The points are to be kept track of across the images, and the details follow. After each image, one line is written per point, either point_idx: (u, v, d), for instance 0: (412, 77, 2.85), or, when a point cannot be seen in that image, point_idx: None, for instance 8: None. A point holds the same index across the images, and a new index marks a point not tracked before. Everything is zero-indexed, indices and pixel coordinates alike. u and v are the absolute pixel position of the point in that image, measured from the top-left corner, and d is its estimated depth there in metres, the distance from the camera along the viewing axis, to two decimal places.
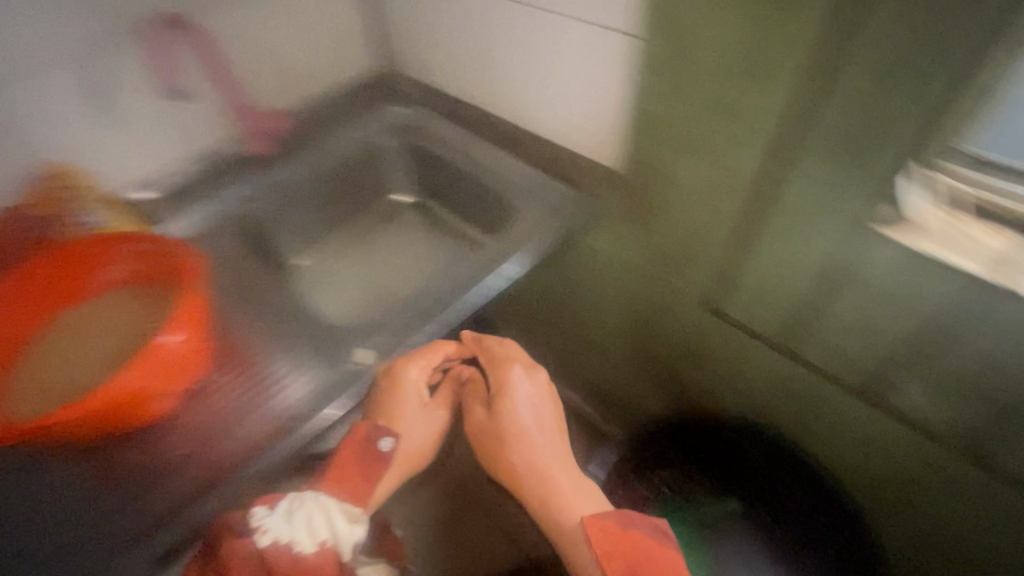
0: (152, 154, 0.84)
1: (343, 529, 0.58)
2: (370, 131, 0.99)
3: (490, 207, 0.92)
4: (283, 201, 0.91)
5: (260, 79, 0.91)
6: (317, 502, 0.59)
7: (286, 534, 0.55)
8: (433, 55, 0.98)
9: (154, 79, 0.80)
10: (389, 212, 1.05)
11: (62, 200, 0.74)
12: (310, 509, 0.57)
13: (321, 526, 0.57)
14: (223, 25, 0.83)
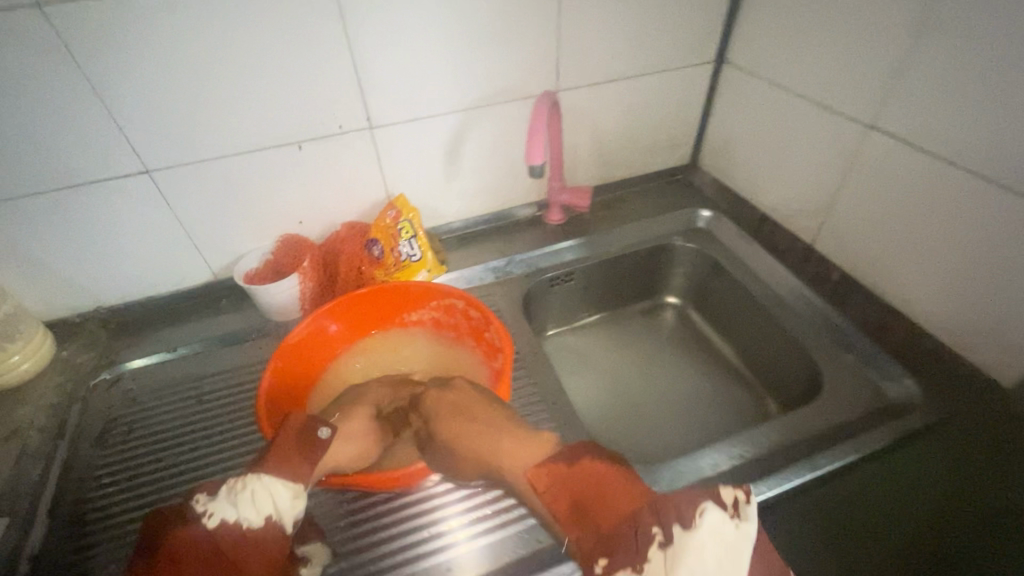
0: (469, 204, 0.91)
1: (285, 506, 0.48)
2: (663, 229, 0.95)
3: (785, 360, 0.80)
4: (563, 277, 0.91)
5: (579, 158, 0.94)
6: (262, 480, 0.49)
7: (276, 507, 0.48)
8: (758, 171, 0.91)
9: (501, 144, 0.85)
10: (650, 311, 0.99)
11: (399, 230, 0.81)
12: (276, 486, 0.48)
13: (265, 505, 0.48)
14: (573, 109, 0.86)
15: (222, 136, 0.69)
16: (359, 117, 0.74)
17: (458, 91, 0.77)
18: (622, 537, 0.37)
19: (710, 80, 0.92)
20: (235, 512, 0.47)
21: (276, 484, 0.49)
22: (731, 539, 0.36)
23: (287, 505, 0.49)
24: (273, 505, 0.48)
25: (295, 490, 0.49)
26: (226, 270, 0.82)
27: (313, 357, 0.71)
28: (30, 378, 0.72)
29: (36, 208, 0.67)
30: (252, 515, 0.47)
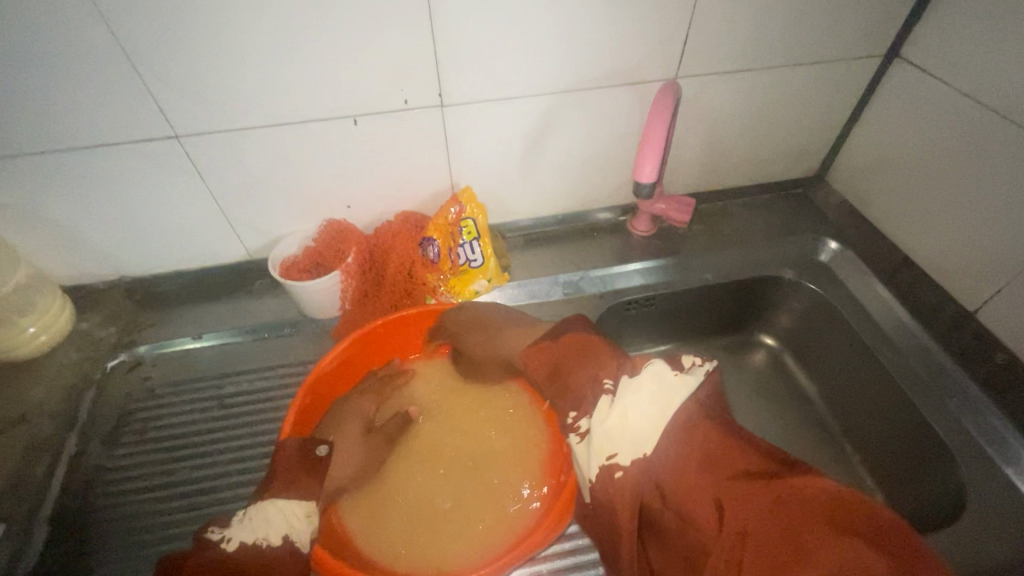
0: (544, 202, 0.77)
1: (300, 527, 0.51)
2: (773, 256, 0.78)
3: (911, 452, 0.63)
4: (644, 302, 0.75)
5: (684, 160, 0.77)
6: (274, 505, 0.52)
7: (290, 526, 0.51)
8: (909, 203, 0.72)
9: (594, 138, 0.70)
10: (737, 348, 0.83)
11: (461, 229, 0.68)
12: (289, 505, 0.52)
13: (281, 525, 0.51)
14: (690, 103, 0.69)
15: (266, 103, 0.57)
16: (431, 94, 0.60)
17: (554, 71, 0.61)
18: (585, 394, 0.59)
19: (870, 80, 0.72)
20: (254, 536, 0.50)
21: (291, 504, 0.52)
22: (669, 383, 0.54)
23: (301, 523, 0.51)
24: (288, 524, 0.51)
25: (307, 509, 0.52)
26: (262, 251, 0.72)
27: (346, 379, 0.64)
28: (48, 351, 0.66)
29: (51, 168, 0.57)
30: (270, 537, 0.50)
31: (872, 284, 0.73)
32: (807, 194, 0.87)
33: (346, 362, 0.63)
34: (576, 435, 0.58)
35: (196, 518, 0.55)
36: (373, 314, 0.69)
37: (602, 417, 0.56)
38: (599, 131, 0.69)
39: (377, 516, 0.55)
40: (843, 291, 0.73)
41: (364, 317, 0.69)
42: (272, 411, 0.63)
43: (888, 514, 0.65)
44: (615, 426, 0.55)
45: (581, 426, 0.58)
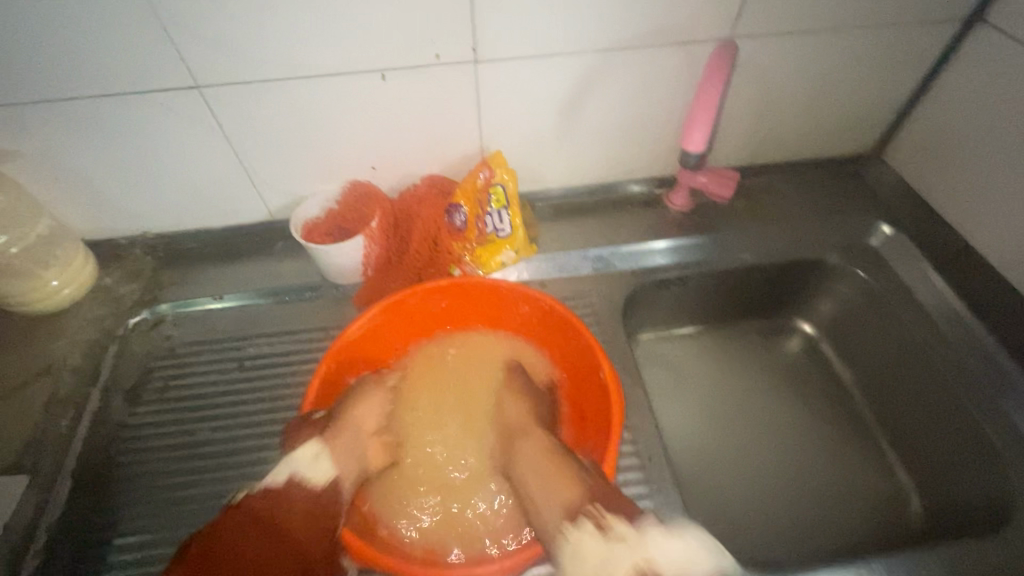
0: (577, 170, 0.73)
1: (308, 467, 0.51)
2: (819, 238, 0.73)
3: (956, 453, 0.60)
4: (676, 281, 0.71)
5: (729, 131, 0.72)
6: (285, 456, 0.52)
7: (297, 468, 0.51)
8: (976, 186, 0.67)
9: (634, 103, 0.65)
10: (771, 333, 0.79)
11: (489, 197, 0.65)
12: (296, 450, 0.52)
13: (287, 467, 0.51)
14: (741, 69, 0.64)
15: (289, 54, 0.54)
16: (463, 48, 0.56)
17: (597, 27, 0.56)
18: (618, 497, 0.47)
19: (946, 47, 0.66)
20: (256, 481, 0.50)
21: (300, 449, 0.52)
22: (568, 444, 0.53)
23: (310, 463, 0.51)
24: (293, 465, 0.51)
25: (314, 450, 0.52)
26: (284, 211, 0.70)
27: (373, 348, 0.63)
28: (70, 305, 0.66)
29: (69, 117, 0.55)
30: (274, 477, 0.50)
31: (927, 272, 0.68)
32: (860, 172, 0.81)
33: (371, 332, 0.61)
34: (594, 527, 0.45)
35: (216, 479, 0.55)
36: (396, 281, 0.67)
37: (657, 545, 0.43)
38: (641, 97, 0.64)
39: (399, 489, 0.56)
40: (893, 279, 0.68)
41: (388, 284, 0.67)
42: (291, 376, 0.62)
43: (922, 513, 0.62)
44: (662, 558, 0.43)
45: (610, 524, 0.45)
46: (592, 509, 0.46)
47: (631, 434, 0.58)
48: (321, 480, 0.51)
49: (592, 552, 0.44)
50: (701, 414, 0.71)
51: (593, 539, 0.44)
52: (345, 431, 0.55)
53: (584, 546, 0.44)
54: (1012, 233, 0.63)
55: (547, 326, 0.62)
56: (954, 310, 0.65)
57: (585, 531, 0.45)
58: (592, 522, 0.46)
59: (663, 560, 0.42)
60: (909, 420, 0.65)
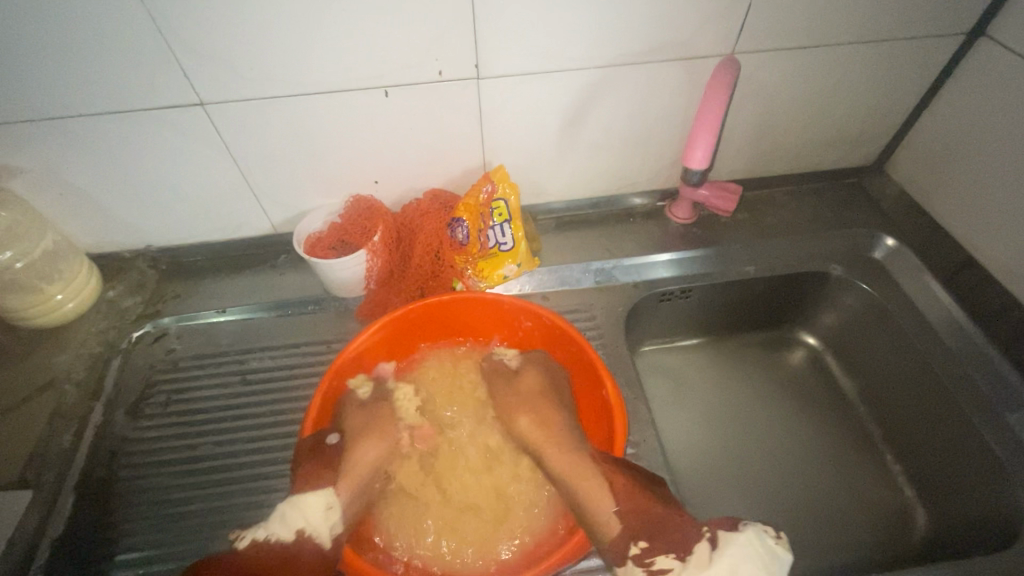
0: (579, 183, 0.73)
1: (319, 520, 0.49)
2: (821, 250, 0.73)
3: (962, 469, 0.59)
4: (679, 293, 0.71)
5: (731, 144, 0.72)
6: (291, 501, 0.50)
7: (307, 521, 0.49)
8: (979, 199, 0.66)
9: (636, 117, 0.65)
10: (774, 345, 0.79)
11: (491, 211, 0.65)
12: (307, 500, 0.50)
13: (297, 519, 0.49)
14: (743, 83, 0.64)
15: (293, 72, 0.54)
16: (465, 65, 0.56)
17: (599, 43, 0.56)
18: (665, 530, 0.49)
19: (948, 61, 0.66)
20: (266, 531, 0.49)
21: (308, 500, 0.50)
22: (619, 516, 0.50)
23: (320, 516, 0.50)
24: (305, 518, 0.49)
25: (327, 500, 0.51)
26: (287, 225, 0.70)
27: (375, 362, 0.63)
28: (72, 319, 0.66)
29: (74, 135, 0.56)
30: (283, 530, 0.49)
31: (930, 285, 0.68)
32: (862, 183, 0.81)
33: (373, 348, 0.61)
34: (639, 565, 0.47)
35: (217, 495, 0.55)
36: (399, 295, 0.67)
37: (703, 570, 0.46)
38: (642, 112, 0.65)
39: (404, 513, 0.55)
40: (896, 292, 0.68)
41: (391, 297, 0.67)
42: (294, 390, 0.62)
43: (927, 528, 0.62)
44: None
45: (655, 560, 0.47)
46: (638, 547, 0.48)
47: (635, 448, 0.58)
48: (331, 535, 0.49)
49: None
50: (704, 427, 0.71)
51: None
52: (350, 474, 0.54)
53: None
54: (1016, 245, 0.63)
55: (550, 340, 0.62)
56: (958, 322, 0.65)
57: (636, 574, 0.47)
58: (635, 552, 0.48)
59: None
60: (913, 433, 0.65)
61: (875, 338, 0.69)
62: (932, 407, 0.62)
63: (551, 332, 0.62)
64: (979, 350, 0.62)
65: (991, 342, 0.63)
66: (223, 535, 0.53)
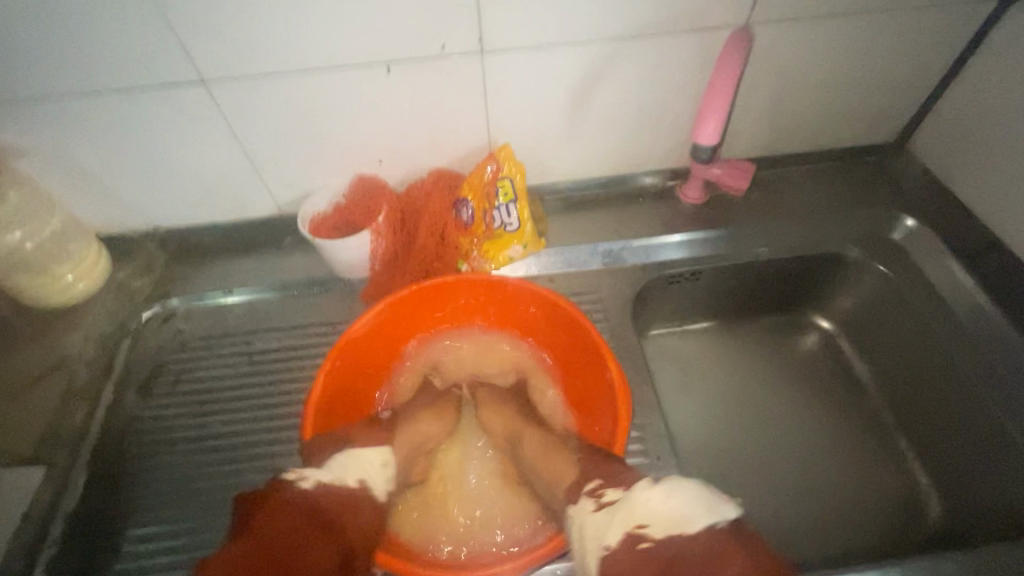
0: (587, 163, 0.71)
1: (376, 472, 0.52)
2: (837, 232, 0.71)
3: (979, 457, 0.57)
4: (688, 276, 0.70)
5: (745, 121, 0.70)
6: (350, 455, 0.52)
7: (367, 474, 0.52)
8: (1006, 178, 0.63)
9: (645, 92, 0.63)
10: (787, 329, 0.77)
11: (496, 190, 0.64)
12: (365, 454, 0.53)
13: (356, 470, 0.51)
14: (758, 56, 0.62)
15: (292, 48, 0.53)
16: (468, 39, 0.55)
17: (606, 14, 0.54)
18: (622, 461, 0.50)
19: (977, 30, 0.62)
20: (324, 479, 0.50)
21: (366, 454, 0.53)
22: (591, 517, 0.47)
23: (378, 472, 0.52)
24: (364, 470, 0.52)
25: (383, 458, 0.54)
26: (292, 206, 0.70)
27: (379, 345, 0.62)
28: (82, 299, 0.67)
29: (77, 115, 0.56)
30: (345, 479, 0.50)
31: (950, 267, 0.66)
32: (883, 162, 0.78)
33: (376, 330, 0.61)
34: (592, 502, 0.48)
35: (225, 473, 0.56)
36: (403, 276, 0.66)
37: (638, 498, 0.46)
38: (652, 88, 0.63)
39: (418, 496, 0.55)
40: (915, 274, 0.66)
41: (394, 281, 0.67)
42: (300, 371, 0.62)
43: (940, 515, 0.61)
44: (643, 507, 0.46)
45: (603, 494, 0.48)
46: (591, 486, 0.50)
47: (640, 431, 0.58)
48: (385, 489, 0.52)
49: (591, 525, 0.47)
50: (712, 412, 0.70)
51: (592, 514, 0.47)
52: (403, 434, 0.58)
53: (585, 521, 0.47)
54: None
55: (555, 323, 0.62)
56: (978, 306, 0.63)
57: (582, 506, 0.49)
58: (591, 497, 0.49)
59: (650, 517, 0.46)
60: (928, 420, 0.63)
61: (891, 321, 0.67)
62: (948, 392, 0.61)
63: (555, 315, 0.61)
64: (999, 335, 0.60)
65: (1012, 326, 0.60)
66: (230, 513, 0.54)
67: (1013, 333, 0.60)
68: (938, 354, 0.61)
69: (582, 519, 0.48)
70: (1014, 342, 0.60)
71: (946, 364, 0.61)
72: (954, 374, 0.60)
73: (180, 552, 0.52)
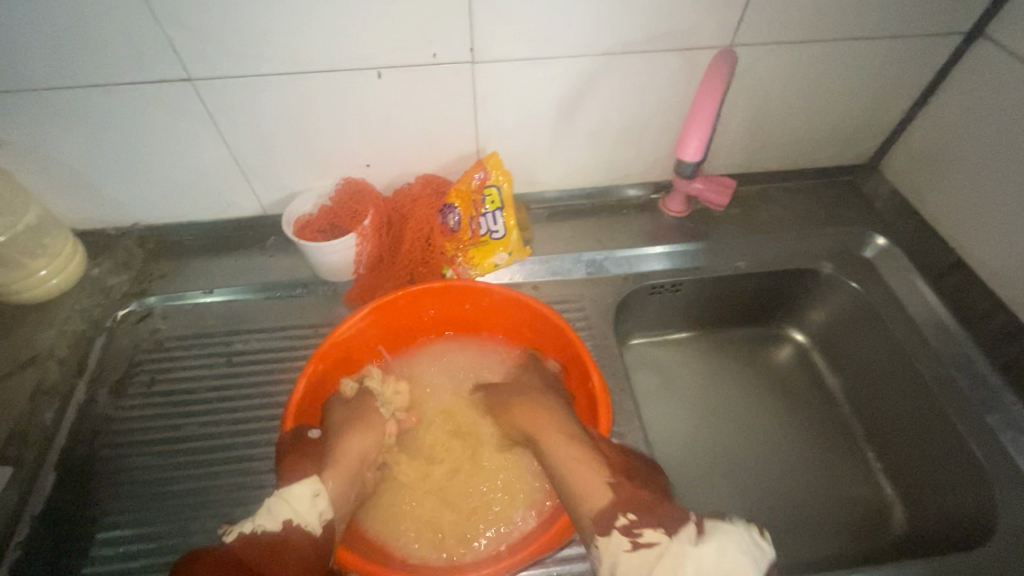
0: (573, 172, 0.72)
1: (308, 509, 0.47)
2: (812, 248, 0.73)
3: (939, 468, 0.60)
4: (669, 287, 0.71)
5: (726, 138, 0.72)
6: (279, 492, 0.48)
7: (295, 512, 0.47)
8: (971, 202, 0.67)
9: (631, 107, 0.64)
10: (762, 341, 0.79)
11: (483, 197, 0.64)
12: (292, 489, 0.48)
13: (283, 510, 0.47)
14: (739, 76, 0.64)
15: (281, 50, 0.53)
16: (460, 48, 0.55)
17: (598, 31, 0.56)
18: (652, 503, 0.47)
19: (946, 60, 0.65)
20: (253, 524, 0.46)
21: (292, 491, 0.48)
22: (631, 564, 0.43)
23: (308, 505, 0.48)
24: (291, 508, 0.47)
25: (313, 487, 0.49)
26: (277, 206, 0.69)
27: (362, 347, 0.62)
28: (56, 295, 0.65)
29: (57, 108, 0.54)
30: (269, 522, 0.46)
31: (917, 285, 0.69)
32: (856, 181, 0.81)
33: (360, 333, 0.60)
34: (626, 539, 0.45)
35: (200, 475, 0.55)
36: (387, 278, 0.66)
37: (689, 554, 0.43)
38: (639, 102, 0.64)
39: (392, 507, 0.56)
40: (884, 291, 0.69)
41: (378, 283, 0.67)
42: (280, 372, 0.62)
43: (904, 523, 0.63)
44: (693, 566, 0.42)
45: (642, 533, 0.45)
46: (625, 521, 0.46)
47: (619, 438, 0.59)
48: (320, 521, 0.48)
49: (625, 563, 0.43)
50: (689, 420, 0.71)
51: (629, 556, 0.44)
52: (343, 459, 0.53)
53: (618, 561, 0.44)
54: (1004, 247, 0.63)
55: (537, 330, 0.62)
56: (942, 323, 0.65)
57: (615, 542, 0.45)
58: (626, 530, 0.45)
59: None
60: (891, 430, 0.66)
61: (858, 335, 0.70)
62: (912, 403, 0.63)
63: (538, 324, 0.62)
64: (962, 351, 0.63)
65: (973, 343, 0.63)
66: (204, 516, 0.53)
67: (973, 349, 0.63)
68: (902, 366, 0.64)
69: (614, 560, 0.44)
70: (975, 358, 0.62)
71: (907, 376, 0.63)
72: (918, 387, 0.62)
73: (152, 555, 0.51)
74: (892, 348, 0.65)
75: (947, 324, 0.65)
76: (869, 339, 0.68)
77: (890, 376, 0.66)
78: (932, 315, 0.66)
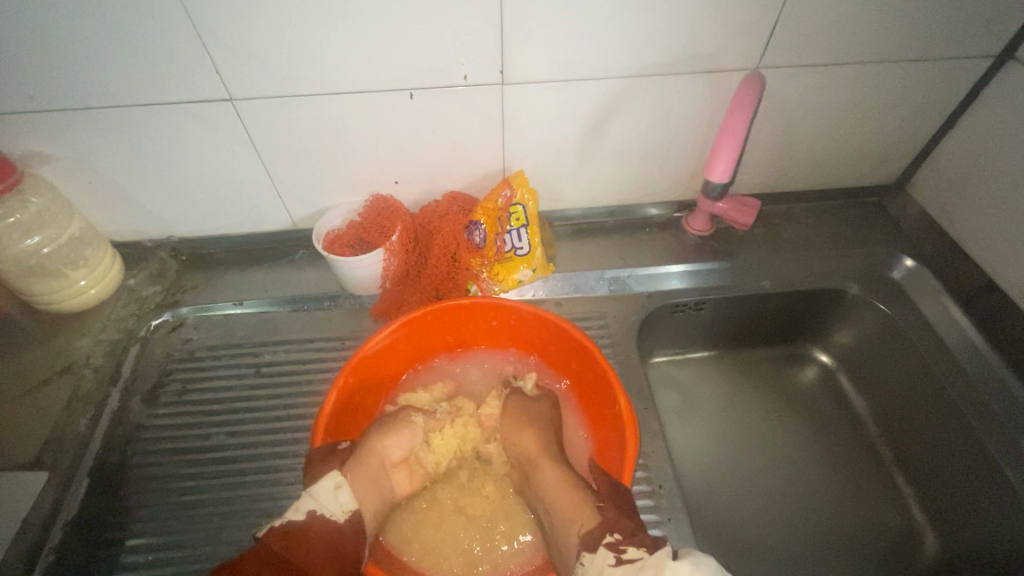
0: (597, 191, 0.73)
1: (333, 501, 0.49)
2: (838, 268, 0.73)
3: (975, 497, 0.58)
4: (693, 305, 0.71)
5: (751, 159, 0.72)
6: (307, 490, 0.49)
7: (319, 503, 0.49)
8: (1003, 225, 0.66)
9: (657, 127, 0.65)
10: (787, 361, 0.78)
11: (509, 215, 0.65)
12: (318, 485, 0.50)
13: (307, 502, 0.48)
14: (765, 98, 0.64)
15: (317, 71, 0.55)
16: (490, 70, 0.57)
17: (626, 55, 0.57)
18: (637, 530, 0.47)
19: (976, 82, 0.65)
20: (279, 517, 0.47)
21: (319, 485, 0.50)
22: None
23: (331, 496, 0.49)
24: (316, 501, 0.49)
25: (336, 480, 0.50)
26: (306, 221, 0.71)
27: (390, 360, 0.63)
28: (93, 305, 0.67)
29: (104, 125, 0.57)
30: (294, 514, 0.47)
31: (948, 308, 0.67)
32: (882, 203, 0.80)
33: (388, 347, 0.61)
34: (613, 555, 0.45)
35: (228, 484, 0.56)
36: (414, 295, 0.67)
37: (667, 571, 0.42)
38: (664, 123, 0.65)
39: (415, 527, 0.56)
40: (913, 313, 0.68)
41: (405, 298, 0.68)
42: (308, 385, 0.63)
43: (939, 552, 0.61)
44: None
45: (627, 549, 0.45)
46: (613, 538, 0.46)
47: (643, 458, 0.58)
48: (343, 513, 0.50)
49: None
50: (713, 441, 0.71)
51: (612, 569, 0.44)
52: (364, 462, 0.54)
53: (604, 570, 0.44)
54: None
55: (564, 348, 0.62)
56: (975, 347, 0.64)
57: (601, 556, 0.45)
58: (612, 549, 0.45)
59: None
60: (925, 457, 0.64)
61: (888, 358, 0.69)
62: (945, 429, 0.62)
63: (564, 342, 0.62)
64: (996, 375, 0.62)
65: (1008, 369, 0.62)
66: (230, 525, 0.53)
67: (1008, 374, 0.62)
68: (934, 391, 0.63)
69: (598, 572, 0.44)
70: (1009, 384, 0.61)
71: (939, 401, 0.62)
72: (950, 412, 0.61)
73: (181, 564, 0.51)
74: (926, 372, 0.64)
75: (981, 348, 0.64)
76: (900, 363, 0.67)
77: (922, 400, 0.64)
78: (965, 339, 0.65)
